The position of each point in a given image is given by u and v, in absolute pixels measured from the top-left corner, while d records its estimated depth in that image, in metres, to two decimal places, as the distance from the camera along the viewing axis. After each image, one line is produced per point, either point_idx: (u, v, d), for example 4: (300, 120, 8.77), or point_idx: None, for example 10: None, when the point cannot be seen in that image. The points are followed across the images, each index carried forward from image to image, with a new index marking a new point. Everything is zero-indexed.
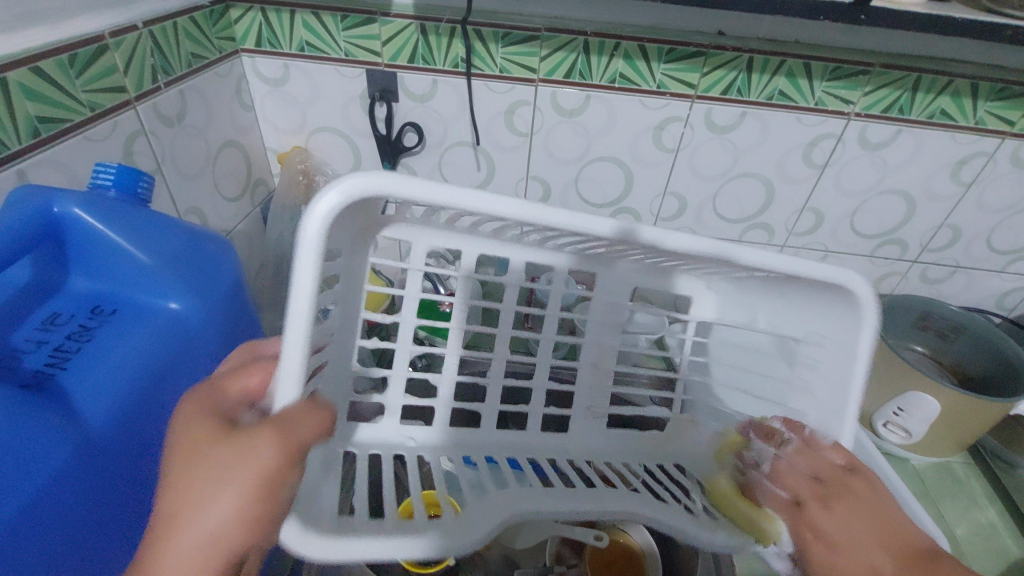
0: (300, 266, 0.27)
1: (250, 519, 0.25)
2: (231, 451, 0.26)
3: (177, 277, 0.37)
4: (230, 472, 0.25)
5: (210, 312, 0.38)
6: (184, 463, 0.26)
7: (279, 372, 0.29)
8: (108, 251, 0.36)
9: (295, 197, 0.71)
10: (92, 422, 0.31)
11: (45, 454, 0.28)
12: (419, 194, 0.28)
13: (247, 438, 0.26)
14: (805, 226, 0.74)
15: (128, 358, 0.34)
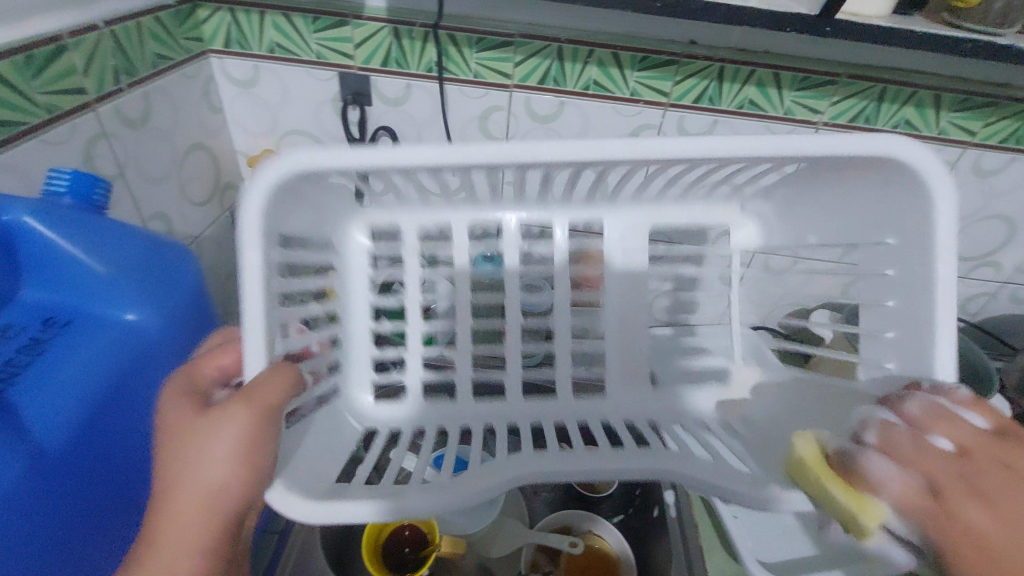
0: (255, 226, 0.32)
1: (238, 469, 0.29)
2: (214, 415, 0.29)
3: (134, 288, 0.36)
4: (211, 433, 0.29)
5: (171, 322, 0.37)
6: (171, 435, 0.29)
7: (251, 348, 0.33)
8: (64, 262, 0.35)
9: None
10: (45, 440, 0.30)
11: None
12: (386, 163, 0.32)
13: (225, 411, 0.29)
14: None
15: (84, 373, 0.33)
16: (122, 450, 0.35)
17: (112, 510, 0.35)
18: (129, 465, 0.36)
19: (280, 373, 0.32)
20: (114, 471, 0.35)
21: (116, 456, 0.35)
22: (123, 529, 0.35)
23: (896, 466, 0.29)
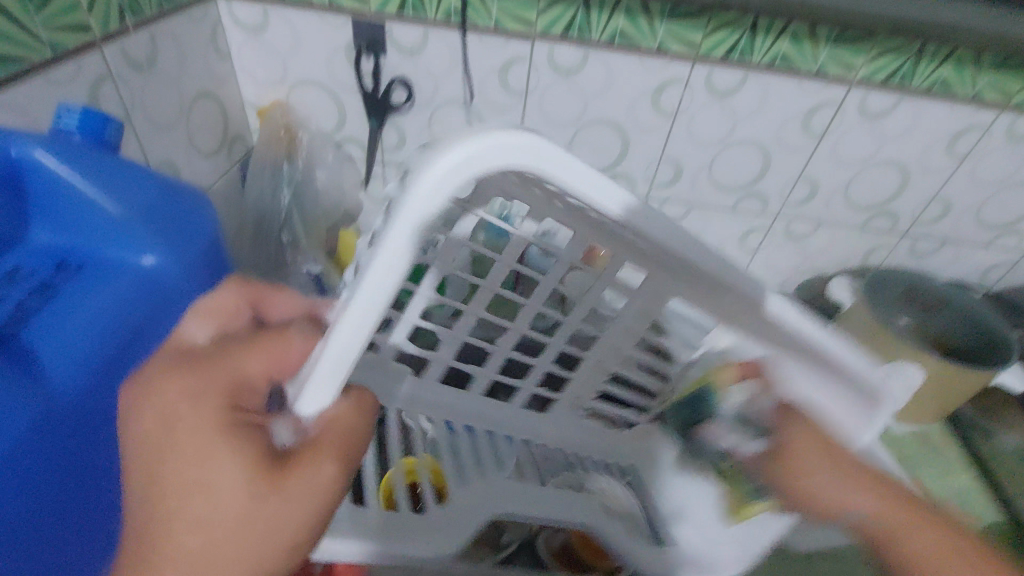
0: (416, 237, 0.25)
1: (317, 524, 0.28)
2: (297, 484, 0.27)
3: (148, 230, 0.34)
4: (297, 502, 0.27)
5: (189, 269, 0.35)
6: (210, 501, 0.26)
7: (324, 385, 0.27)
8: (77, 202, 0.33)
9: (277, 153, 0.67)
10: (55, 385, 0.29)
11: (9, 413, 0.27)
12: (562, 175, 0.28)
13: (312, 472, 0.28)
14: (799, 197, 0.73)
15: (99, 318, 0.32)
16: None
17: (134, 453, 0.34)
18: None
19: (360, 412, 0.31)
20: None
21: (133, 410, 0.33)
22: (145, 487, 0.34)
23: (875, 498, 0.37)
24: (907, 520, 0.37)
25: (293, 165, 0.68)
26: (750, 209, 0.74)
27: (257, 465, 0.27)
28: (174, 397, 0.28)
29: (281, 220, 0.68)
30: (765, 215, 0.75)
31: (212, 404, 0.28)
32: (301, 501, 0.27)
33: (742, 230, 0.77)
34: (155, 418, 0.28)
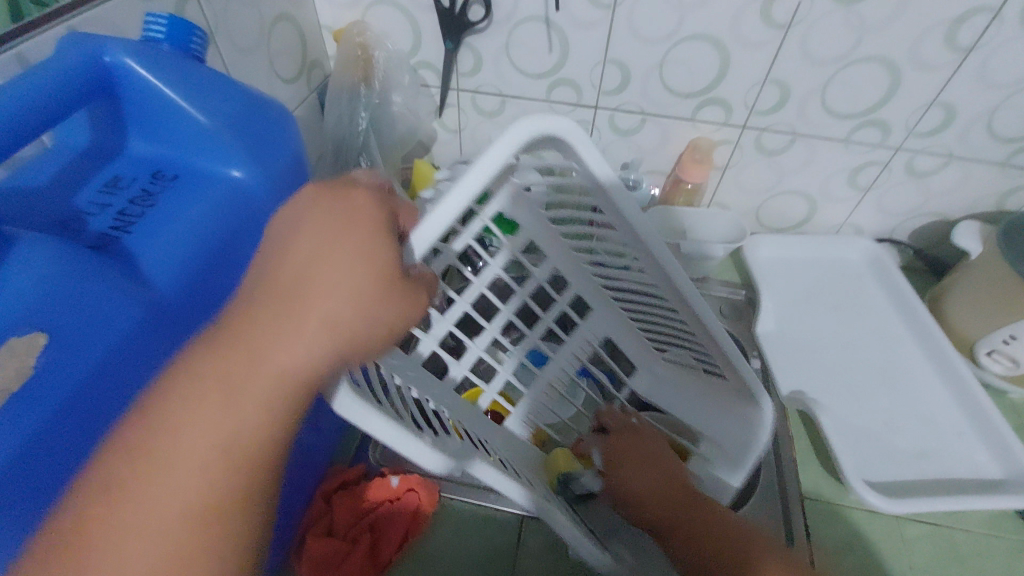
0: (472, 187, 0.36)
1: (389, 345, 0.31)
2: (406, 300, 0.30)
3: (235, 142, 0.34)
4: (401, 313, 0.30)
5: (272, 183, 0.35)
6: (338, 280, 0.28)
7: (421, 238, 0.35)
8: (168, 112, 0.33)
9: (352, 76, 0.64)
10: (161, 286, 0.30)
11: (109, 317, 0.28)
12: (574, 143, 0.37)
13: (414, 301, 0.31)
14: (929, 125, 0.63)
15: (193, 230, 0.32)
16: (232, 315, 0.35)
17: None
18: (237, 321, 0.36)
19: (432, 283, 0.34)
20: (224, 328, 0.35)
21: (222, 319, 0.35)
22: None
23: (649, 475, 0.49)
24: (675, 500, 0.47)
25: (370, 88, 0.65)
26: (865, 140, 0.65)
27: (383, 271, 0.29)
28: (357, 195, 0.31)
29: (359, 143, 0.64)
30: (883, 148, 0.66)
31: (375, 215, 0.30)
32: (397, 317, 0.30)
33: (853, 165, 0.68)
34: (320, 214, 0.30)
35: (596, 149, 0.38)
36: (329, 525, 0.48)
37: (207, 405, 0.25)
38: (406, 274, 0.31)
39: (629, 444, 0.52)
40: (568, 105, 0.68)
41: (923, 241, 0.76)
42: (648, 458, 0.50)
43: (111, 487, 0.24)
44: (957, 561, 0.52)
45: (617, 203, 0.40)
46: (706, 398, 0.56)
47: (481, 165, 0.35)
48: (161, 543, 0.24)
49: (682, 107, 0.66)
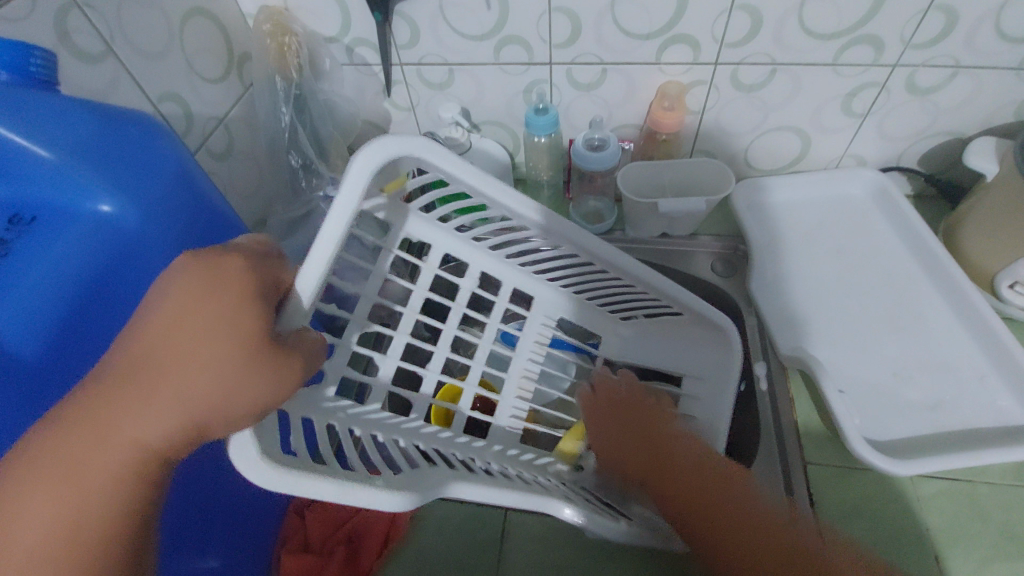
0: (345, 215, 0.34)
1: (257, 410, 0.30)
2: (270, 368, 0.29)
3: (100, 177, 0.31)
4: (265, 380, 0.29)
5: (148, 213, 0.33)
6: (191, 341, 0.28)
7: (306, 279, 0.33)
8: (12, 152, 0.29)
9: (269, 65, 0.59)
10: (20, 349, 0.28)
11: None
12: (422, 152, 0.37)
13: (282, 366, 0.30)
14: (930, 33, 0.55)
15: (55, 280, 0.30)
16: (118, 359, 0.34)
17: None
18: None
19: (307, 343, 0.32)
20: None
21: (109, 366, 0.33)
22: None
23: (632, 448, 0.48)
24: (693, 501, 0.42)
25: (289, 79, 0.60)
26: (856, 60, 0.58)
27: (245, 339, 0.29)
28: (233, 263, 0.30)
29: (288, 139, 0.62)
30: (878, 66, 0.58)
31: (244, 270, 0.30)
32: (260, 390, 0.29)
33: (846, 90, 0.61)
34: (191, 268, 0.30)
35: (453, 154, 0.39)
36: (304, 542, 0.47)
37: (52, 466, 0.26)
38: (278, 341, 0.30)
39: (631, 448, 0.48)
40: (520, 66, 0.62)
41: (935, 165, 0.68)
42: (656, 460, 0.46)
43: None
44: (980, 516, 0.48)
45: (505, 199, 0.42)
46: (672, 346, 0.57)
47: (346, 197, 0.35)
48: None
49: (645, 51, 0.59)
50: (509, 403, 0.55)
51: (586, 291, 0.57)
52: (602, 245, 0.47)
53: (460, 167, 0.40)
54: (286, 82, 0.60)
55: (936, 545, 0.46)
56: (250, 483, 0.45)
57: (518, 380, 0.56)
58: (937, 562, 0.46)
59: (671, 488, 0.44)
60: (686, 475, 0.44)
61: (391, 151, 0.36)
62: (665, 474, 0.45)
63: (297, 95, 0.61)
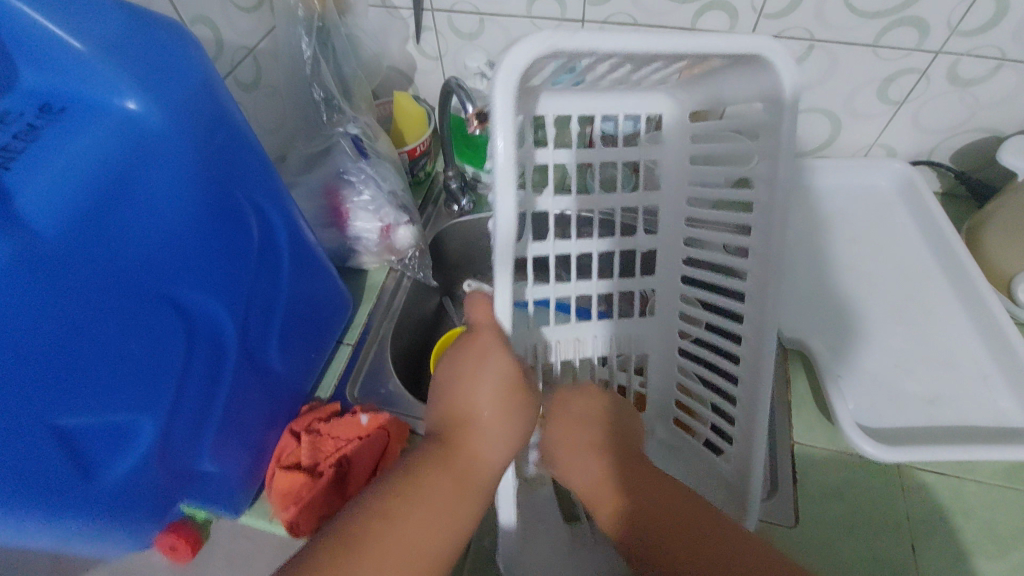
0: (654, 43, 0.35)
1: (529, 419, 0.43)
2: (530, 388, 0.43)
3: (128, 70, 0.32)
4: (528, 398, 0.43)
5: (171, 111, 0.34)
6: (498, 393, 0.41)
7: (635, 39, 0.34)
8: (48, 42, 0.31)
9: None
10: (38, 224, 0.29)
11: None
12: (786, 71, 0.37)
13: (532, 393, 0.43)
14: (979, 20, 0.53)
15: (78, 163, 0.31)
16: (135, 254, 0.34)
17: (135, 299, 0.34)
18: (147, 257, 0.35)
19: (531, 397, 0.43)
20: (126, 272, 0.34)
21: (128, 259, 0.34)
22: (154, 322, 0.36)
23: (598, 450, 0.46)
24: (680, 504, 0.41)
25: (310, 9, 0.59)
26: (898, 43, 0.56)
27: (512, 376, 0.42)
28: (480, 343, 0.43)
29: (309, 73, 0.60)
30: (920, 52, 0.56)
31: (491, 334, 0.43)
32: (531, 405, 0.43)
33: (884, 75, 0.59)
34: (465, 349, 0.43)
35: (773, 57, 0.37)
36: (296, 460, 0.48)
37: (401, 529, 0.33)
38: (526, 378, 0.43)
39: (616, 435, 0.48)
40: (552, 21, 0.61)
41: (967, 162, 0.66)
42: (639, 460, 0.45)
43: (377, 509, 0.33)
44: (962, 511, 0.47)
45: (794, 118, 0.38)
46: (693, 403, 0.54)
47: (682, 42, 0.35)
48: (453, 523, 0.35)
49: (680, 15, 0.58)
50: (556, 334, 0.54)
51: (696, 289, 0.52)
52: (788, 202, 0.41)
53: (770, 68, 0.37)
54: (309, 13, 0.59)
55: (915, 534, 0.46)
56: (257, 400, 0.46)
57: (574, 332, 0.55)
58: (914, 550, 0.46)
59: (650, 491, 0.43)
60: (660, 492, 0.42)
61: (744, 47, 0.36)
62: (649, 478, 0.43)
63: (320, 27, 0.60)
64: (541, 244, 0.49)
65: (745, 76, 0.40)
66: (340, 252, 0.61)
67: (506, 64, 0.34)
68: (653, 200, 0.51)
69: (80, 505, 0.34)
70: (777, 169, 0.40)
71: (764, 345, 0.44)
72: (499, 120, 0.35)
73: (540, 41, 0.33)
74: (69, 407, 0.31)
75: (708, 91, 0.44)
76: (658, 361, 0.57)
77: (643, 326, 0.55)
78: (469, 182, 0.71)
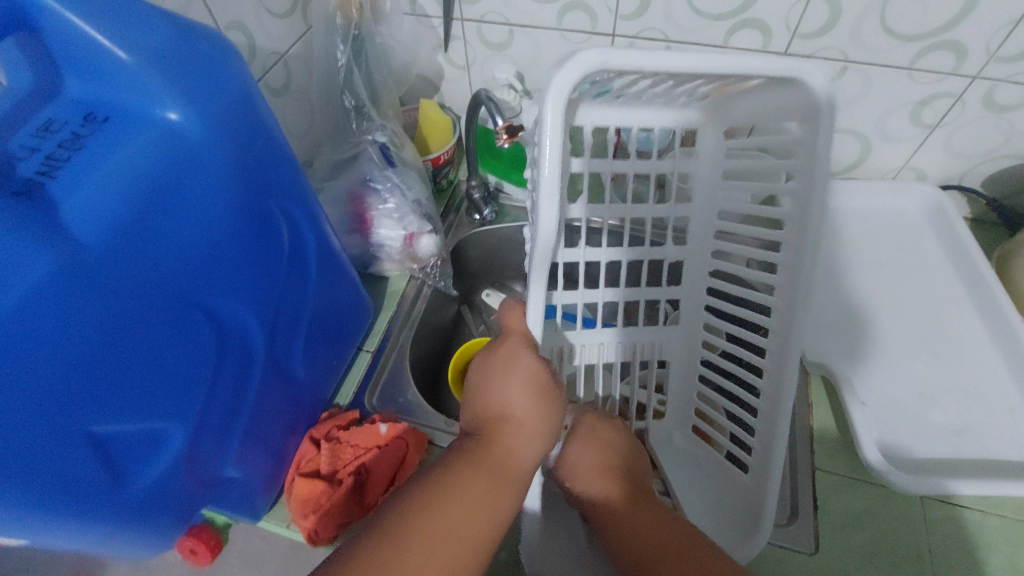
0: (698, 60, 0.35)
1: (557, 420, 0.43)
2: (556, 390, 0.44)
3: (171, 82, 0.32)
4: (555, 400, 0.43)
5: (212, 123, 0.34)
6: (526, 394, 0.42)
7: (680, 59, 0.34)
8: (97, 53, 0.31)
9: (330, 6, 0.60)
10: (81, 233, 0.29)
11: (24, 266, 0.27)
12: (814, 85, 0.37)
13: (559, 395, 0.44)
14: (1019, 46, 0.52)
15: (121, 173, 0.31)
16: (170, 263, 0.34)
17: (170, 307, 0.35)
18: (183, 266, 0.35)
19: (558, 398, 0.44)
20: (162, 282, 0.34)
21: (164, 268, 0.34)
22: (186, 331, 0.36)
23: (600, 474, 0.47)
24: (671, 532, 0.42)
25: (348, 18, 0.59)
26: (933, 67, 0.55)
27: (540, 378, 0.43)
28: (507, 349, 0.44)
29: (342, 80, 0.61)
30: (957, 76, 0.55)
31: (518, 340, 0.45)
32: (558, 407, 0.43)
33: (917, 98, 0.58)
34: (494, 355, 0.45)
35: (815, 74, 0.36)
36: (315, 466, 0.48)
37: (440, 515, 0.33)
38: (552, 380, 0.44)
39: (628, 460, 0.49)
40: (582, 34, 0.61)
41: (999, 189, 0.65)
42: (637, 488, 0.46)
43: (417, 502, 0.34)
44: (986, 547, 0.46)
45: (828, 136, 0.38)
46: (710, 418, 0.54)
47: (727, 60, 0.35)
48: (490, 517, 0.35)
49: (713, 32, 0.58)
50: (580, 338, 0.55)
51: (720, 302, 0.52)
52: (814, 224, 0.40)
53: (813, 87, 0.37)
54: (346, 21, 0.59)
55: (935, 568, 0.46)
56: (279, 407, 0.46)
57: (598, 339, 0.55)
58: None
59: (642, 519, 0.43)
60: (652, 522, 0.43)
61: (781, 68, 0.36)
62: (647, 509, 0.44)
63: (356, 35, 0.60)
64: (570, 250, 0.49)
65: (779, 91, 0.39)
66: (363, 258, 0.62)
67: (558, 77, 0.34)
68: (682, 211, 0.51)
69: (109, 511, 0.34)
70: (810, 193, 0.40)
71: (782, 362, 0.44)
72: (548, 130, 0.35)
73: (593, 56, 0.33)
74: (103, 414, 0.32)
75: (742, 102, 0.44)
76: (676, 374, 0.56)
77: (665, 334, 0.56)
78: (491, 192, 0.71)
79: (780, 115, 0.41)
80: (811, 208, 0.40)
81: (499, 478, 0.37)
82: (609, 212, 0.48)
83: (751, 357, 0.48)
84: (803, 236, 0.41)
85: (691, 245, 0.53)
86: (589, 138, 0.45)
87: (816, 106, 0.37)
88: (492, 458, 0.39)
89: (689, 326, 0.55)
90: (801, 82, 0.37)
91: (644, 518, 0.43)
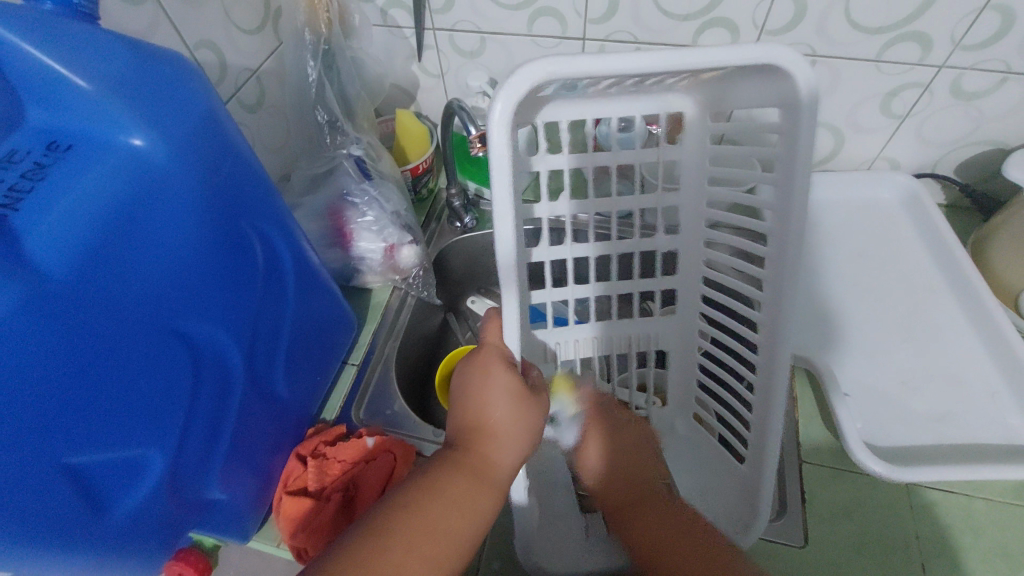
0: (654, 58, 0.34)
1: (539, 425, 0.43)
2: (538, 397, 0.43)
3: (133, 107, 0.32)
4: (536, 408, 0.43)
5: (178, 146, 0.34)
6: (508, 405, 0.41)
7: (632, 61, 0.34)
8: (56, 82, 0.31)
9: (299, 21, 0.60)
10: (46, 264, 0.29)
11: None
12: (800, 72, 0.35)
13: (542, 402, 0.43)
14: (981, 34, 0.53)
15: (85, 200, 0.31)
16: (141, 288, 0.34)
17: (142, 333, 0.34)
18: (155, 292, 0.35)
19: (541, 404, 0.43)
20: (133, 309, 0.34)
21: (134, 294, 0.34)
22: (160, 356, 0.36)
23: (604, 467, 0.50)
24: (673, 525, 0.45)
25: (319, 33, 0.60)
26: (900, 58, 0.56)
27: (522, 388, 0.42)
28: (486, 356, 0.43)
29: (314, 95, 0.61)
30: (924, 66, 0.56)
31: (498, 348, 0.43)
32: (540, 413, 0.43)
33: (888, 88, 0.59)
34: (472, 363, 0.43)
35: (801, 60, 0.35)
36: (303, 484, 0.48)
37: (422, 519, 0.34)
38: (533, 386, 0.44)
39: (629, 451, 0.51)
40: (553, 40, 0.61)
41: (971, 174, 0.66)
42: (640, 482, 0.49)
43: (399, 506, 0.34)
44: (971, 531, 0.47)
45: (815, 124, 0.36)
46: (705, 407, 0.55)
47: (690, 57, 0.34)
48: (471, 521, 0.36)
49: (683, 33, 0.58)
50: (570, 334, 0.54)
51: (713, 294, 0.51)
52: (803, 215, 0.40)
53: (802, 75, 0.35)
54: (316, 36, 0.60)
55: (923, 554, 0.46)
56: (262, 425, 0.46)
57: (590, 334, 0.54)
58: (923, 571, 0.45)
59: (646, 513, 0.46)
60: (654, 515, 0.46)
61: (758, 58, 0.34)
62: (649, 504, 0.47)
63: (327, 49, 0.61)
64: (557, 247, 0.48)
65: (766, 80, 0.38)
66: (345, 271, 0.61)
67: (507, 89, 0.34)
68: (671, 201, 0.50)
69: (89, 541, 0.34)
70: (793, 183, 0.39)
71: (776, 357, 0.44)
72: (498, 142, 0.35)
73: (542, 66, 0.33)
74: (77, 445, 0.31)
75: (727, 95, 0.43)
76: (673, 364, 0.56)
77: (659, 326, 0.55)
78: (471, 199, 0.71)
79: (764, 103, 0.40)
80: (796, 199, 0.39)
81: (480, 482, 0.38)
82: (593, 206, 0.48)
83: (745, 351, 0.48)
84: (781, 229, 0.41)
85: (684, 234, 0.51)
86: (571, 135, 0.44)
87: (794, 97, 0.36)
88: (474, 466, 0.39)
89: (685, 316, 0.54)
90: (791, 70, 0.35)
91: (648, 512, 0.46)
